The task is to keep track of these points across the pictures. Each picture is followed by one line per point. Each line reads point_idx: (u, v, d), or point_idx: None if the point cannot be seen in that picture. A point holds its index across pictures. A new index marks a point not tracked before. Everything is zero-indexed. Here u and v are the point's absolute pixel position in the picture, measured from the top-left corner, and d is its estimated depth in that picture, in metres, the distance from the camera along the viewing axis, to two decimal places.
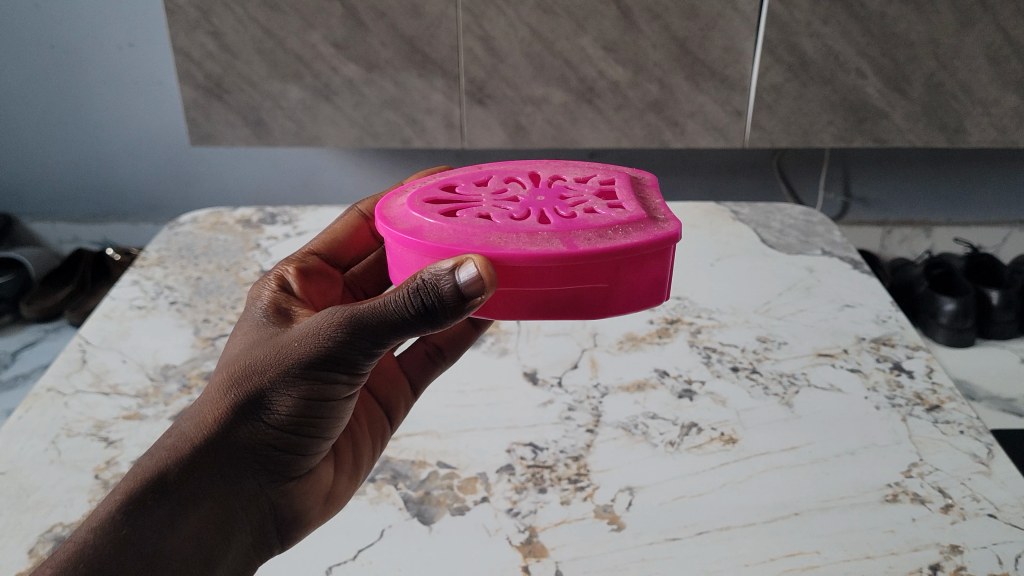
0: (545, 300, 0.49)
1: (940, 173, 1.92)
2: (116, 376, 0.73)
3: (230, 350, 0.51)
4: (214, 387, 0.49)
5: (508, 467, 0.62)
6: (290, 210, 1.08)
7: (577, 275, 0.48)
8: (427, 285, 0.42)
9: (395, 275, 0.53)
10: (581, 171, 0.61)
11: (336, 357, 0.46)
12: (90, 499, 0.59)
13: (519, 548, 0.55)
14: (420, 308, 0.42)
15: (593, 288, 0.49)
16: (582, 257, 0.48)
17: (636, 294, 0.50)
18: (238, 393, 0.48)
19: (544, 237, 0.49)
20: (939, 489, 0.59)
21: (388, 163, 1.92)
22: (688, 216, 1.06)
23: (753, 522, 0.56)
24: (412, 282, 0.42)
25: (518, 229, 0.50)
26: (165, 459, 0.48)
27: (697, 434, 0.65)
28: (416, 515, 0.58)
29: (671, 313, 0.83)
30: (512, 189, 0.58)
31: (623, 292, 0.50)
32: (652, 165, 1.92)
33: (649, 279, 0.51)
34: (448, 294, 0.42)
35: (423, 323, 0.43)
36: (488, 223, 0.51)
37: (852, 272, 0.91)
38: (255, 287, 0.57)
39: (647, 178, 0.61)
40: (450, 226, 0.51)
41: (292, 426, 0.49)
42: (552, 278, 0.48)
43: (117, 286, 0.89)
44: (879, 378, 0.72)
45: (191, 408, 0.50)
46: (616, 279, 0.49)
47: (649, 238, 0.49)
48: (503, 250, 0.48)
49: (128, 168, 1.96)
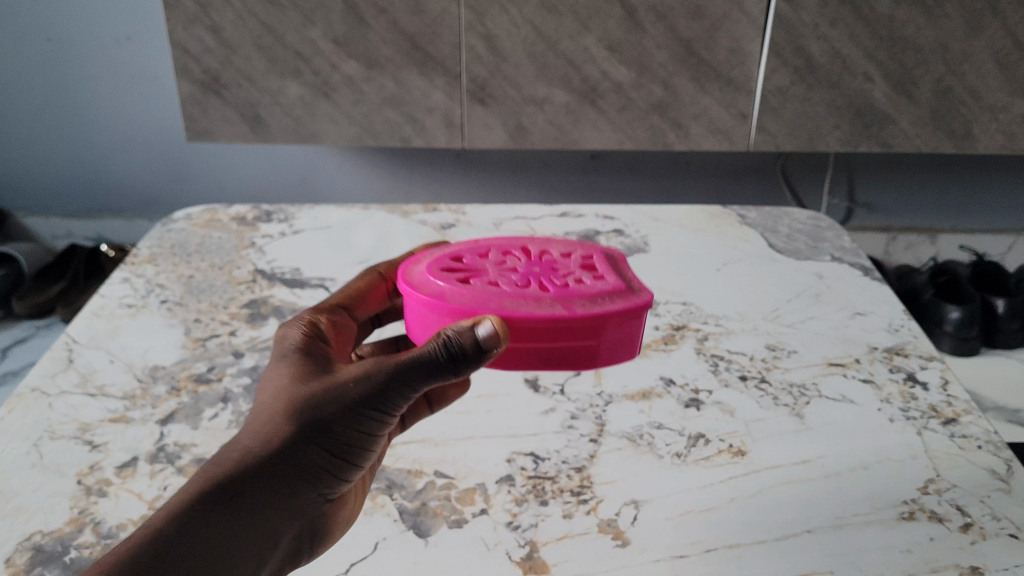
0: (547, 353, 0.55)
1: (945, 178, 1.90)
2: (103, 377, 0.70)
3: (273, 378, 0.52)
4: (263, 412, 0.50)
5: (508, 478, 0.60)
6: (287, 208, 1.06)
7: (573, 332, 0.54)
8: (453, 340, 0.49)
9: (417, 332, 0.58)
10: (564, 245, 0.66)
11: (385, 392, 0.50)
12: (72, 506, 0.57)
13: (520, 563, 0.53)
14: (450, 355, 0.49)
15: (583, 345, 0.55)
16: (581, 319, 0.54)
17: (619, 349, 0.57)
18: (302, 416, 0.50)
19: (547, 305, 0.54)
20: (958, 507, 0.57)
21: (387, 162, 1.90)
22: (692, 220, 1.03)
23: (764, 539, 0.54)
24: (439, 335, 0.50)
25: (526, 297, 0.55)
26: (228, 466, 0.48)
27: (704, 446, 0.63)
28: (412, 528, 0.55)
29: (676, 318, 0.80)
30: (510, 259, 0.63)
31: (609, 346, 0.56)
32: (654, 167, 1.90)
33: (627, 336, 0.57)
34: (468, 349, 0.49)
35: (449, 369, 0.49)
36: (499, 290, 0.56)
37: (862, 278, 0.89)
38: (282, 327, 0.57)
39: (618, 253, 0.65)
40: (469, 292, 0.56)
41: (341, 451, 0.51)
42: (553, 336, 0.54)
43: (107, 284, 0.86)
44: (893, 390, 0.69)
45: (244, 425, 0.51)
46: (603, 336, 0.55)
47: (633, 303, 0.56)
48: (517, 314, 0.53)
49: (124, 163, 1.93)
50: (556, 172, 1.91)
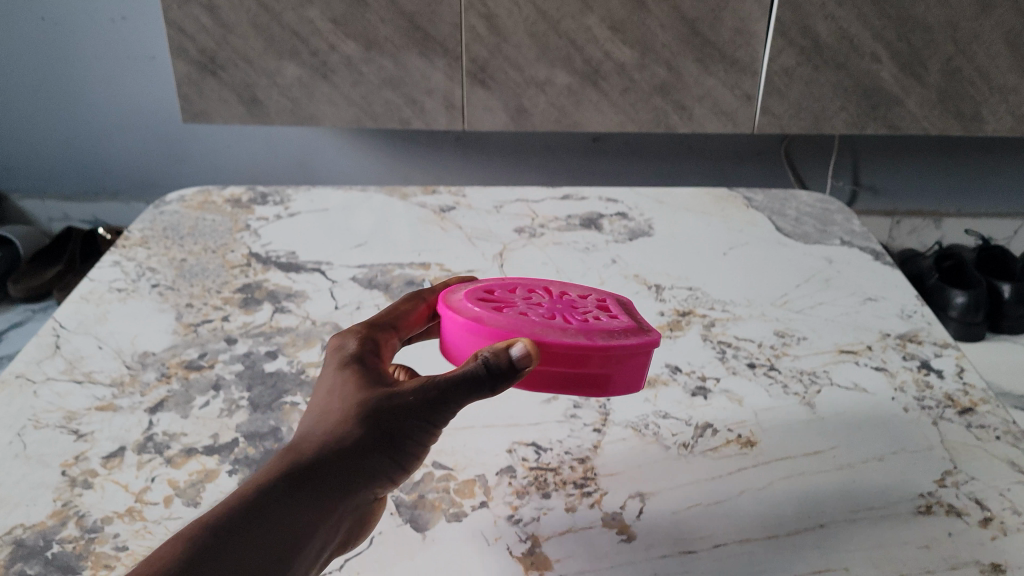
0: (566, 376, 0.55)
1: (952, 161, 1.87)
2: (90, 363, 0.68)
3: (328, 387, 0.51)
4: (324, 415, 0.48)
5: (509, 469, 0.58)
6: (282, 190, 1.03)
7: (593, 359, 0.54)
8: (490, 361, 0.48)
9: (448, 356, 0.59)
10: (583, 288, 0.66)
11: (442, 402, 0.48)
12: (56, 498, 0.55)
13: (521, 559, 0.51)
14: (499, 369, 0.48)
15: (598, 373, 0.55)
16: (600, 346, 0.54)
17: (633, 379, 0.57)
18: (361, 421, 0.48)
19: (568, 331, 0.55)
20: (976, 500, 0.54)
21: (386, 144, 1.87)
22: (698, 202, 1.00)
23: (775, 535, 0.52)
24: (481, 353, 0.49)
25: (550, 324, 0.55)
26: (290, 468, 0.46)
27: (712, 436, 0.61)
28: (409, 522, 0.53)
29: (682, 304, 0.78)
30: (534, 295, 0.64)
31: (625, 375, 0.56)
32: (657, 150, 1.87)
33: (643, 368, 0.57)
34: (504, 369, 0.48)
35: (488, 385, 0.48)
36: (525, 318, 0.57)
37: (873, 263, 0.86)
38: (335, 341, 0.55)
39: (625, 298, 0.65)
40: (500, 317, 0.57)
41: (398, 456, 0.48)
42: (574, 361, 0.54)
43: (96, 267, 0.84)
44: (906, 378, 0.67)
45: (304, 431, 0.49)
46: (622, 365, 0.56)
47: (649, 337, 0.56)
48: (542, 336, 0.53)
49: (120, 145, 1.91)
50: (557, 155, 1.88)
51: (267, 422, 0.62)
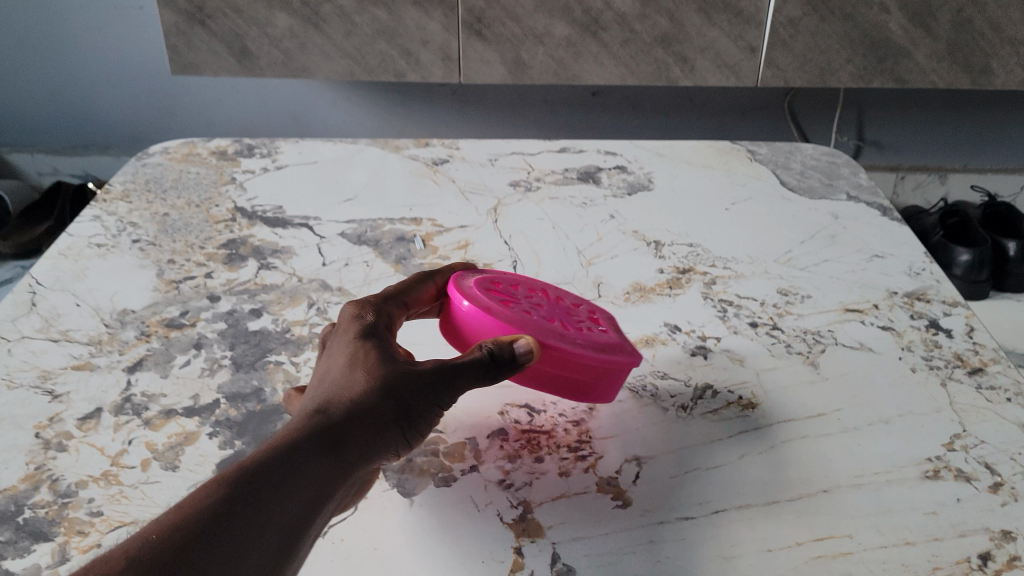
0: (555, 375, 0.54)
1: (959, 116, 1.83)
2: (68, 321, 0.66)
3: (342, 354, 0.51)
4: (345, 382, 0.48)
5: (501, 432, 0.56)
6: (270, 142, 1.00)
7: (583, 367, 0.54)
8: (494, 350, 0.51)
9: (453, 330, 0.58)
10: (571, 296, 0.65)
11: (452, 384, 0.49)
12: (28, 461, 0.53)
13: (511, 526, 0.49)
14: (501, 359, 0.51)
15: (582, 379, 0.55)
16: (599, 346, 0.53)
17: (608, 392, 0.56)
18: (382, 392, 0.48)
19: (570, 330, 0.54)
20: (986, 465, 0.52)
21: (380, 98, 1.83)
22: (699, 155, 0.97)
23: (776, 500, 0.50)
24: (483, 345, 0.52)
25: (552, 322, 0.55)
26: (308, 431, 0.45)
27: (712, 397, 0.58)
28: (396, 486, 0.51)
29: (682, 261, 0.75)
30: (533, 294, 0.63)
31: (604, 387, 0.55)
32: (657, 103, 1.83)
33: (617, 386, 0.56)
34: (508, 358, 0.51)
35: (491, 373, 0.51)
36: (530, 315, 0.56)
37: (880, 218, 0.83)
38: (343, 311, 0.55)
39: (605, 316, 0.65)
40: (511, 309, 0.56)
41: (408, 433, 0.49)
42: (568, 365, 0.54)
43: (76, 222, 0.81)
44: (914, 338, 0.64)
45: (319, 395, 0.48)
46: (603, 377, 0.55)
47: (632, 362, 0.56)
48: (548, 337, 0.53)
49: (108, 98, 1.86)
50: (555, 109, 1.84)
51: (251, 382, 0.60)
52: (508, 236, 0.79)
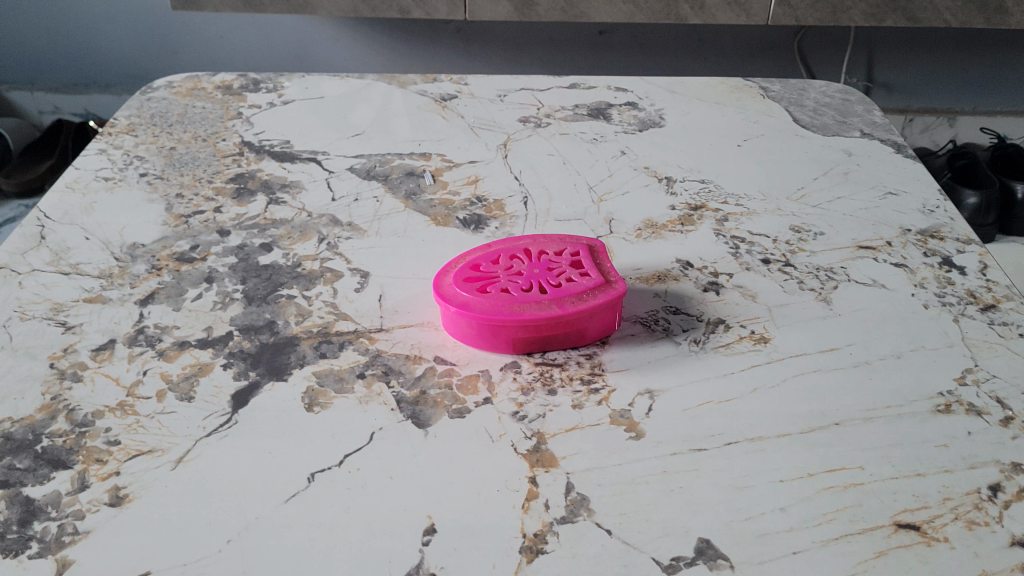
0: (546, 337, 0.56)
1: (972, 56, 1.80)
2: (77, 255, 0.65)
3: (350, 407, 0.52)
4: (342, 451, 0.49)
5: (514, 365, 0.56)
6: (276, 76, 0.98)
7: (566, 323, 0.55)
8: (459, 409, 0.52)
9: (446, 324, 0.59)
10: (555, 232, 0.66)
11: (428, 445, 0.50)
12: (44, 392, 0.53)
13: (526, 456, 0.49)
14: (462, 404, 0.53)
15: (573, 329, 0.56)
16: (573, 316, 0.55)
17: (608, 323, 0.58)
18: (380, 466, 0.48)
19: (543, 302, 0.55)
20: (998, 399, 0.53)
21: (383, 34, 1.80)
22: (711, 92, 0.96)
23: (788, 432, 0.50)
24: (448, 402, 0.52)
25: (525, 295, 0.56)
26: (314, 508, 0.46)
27: (725, 332, 0.58)
28: (410, 418, 0.52)
29: (694, 199, 0.75)
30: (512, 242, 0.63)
31: (597, 325, 0.57)
32: (665, 42, 1.80)
33: (612, 315, 0.58)
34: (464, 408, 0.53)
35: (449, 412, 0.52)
36: (505, 287, 0.57)
37: (893, 155, 0.83)
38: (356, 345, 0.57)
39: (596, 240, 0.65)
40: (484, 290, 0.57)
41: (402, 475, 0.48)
42: (550, 327, 0.55)
43: (82, 156, 0.80)
44: (927, 275, 0.64)
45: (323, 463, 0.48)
46: (590, 322, 0.56)
47: (612, 295, 0.56)
48: (520, 314, 0.54)
49: (106, 36, 1.83)
50: (561, 47, 1.81)
51: (263, 315, 0.60)
52: (518, 172, 0.79)
